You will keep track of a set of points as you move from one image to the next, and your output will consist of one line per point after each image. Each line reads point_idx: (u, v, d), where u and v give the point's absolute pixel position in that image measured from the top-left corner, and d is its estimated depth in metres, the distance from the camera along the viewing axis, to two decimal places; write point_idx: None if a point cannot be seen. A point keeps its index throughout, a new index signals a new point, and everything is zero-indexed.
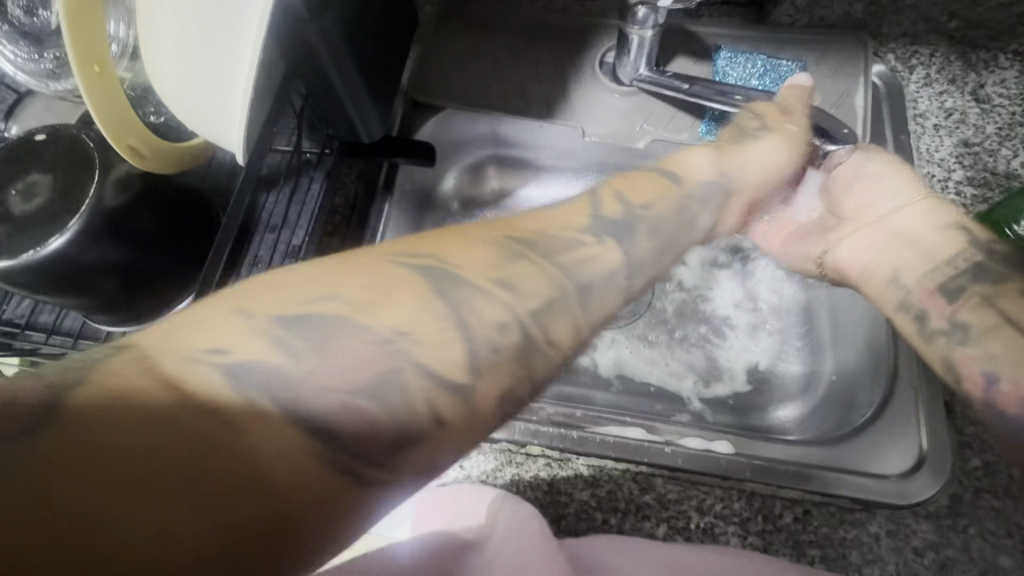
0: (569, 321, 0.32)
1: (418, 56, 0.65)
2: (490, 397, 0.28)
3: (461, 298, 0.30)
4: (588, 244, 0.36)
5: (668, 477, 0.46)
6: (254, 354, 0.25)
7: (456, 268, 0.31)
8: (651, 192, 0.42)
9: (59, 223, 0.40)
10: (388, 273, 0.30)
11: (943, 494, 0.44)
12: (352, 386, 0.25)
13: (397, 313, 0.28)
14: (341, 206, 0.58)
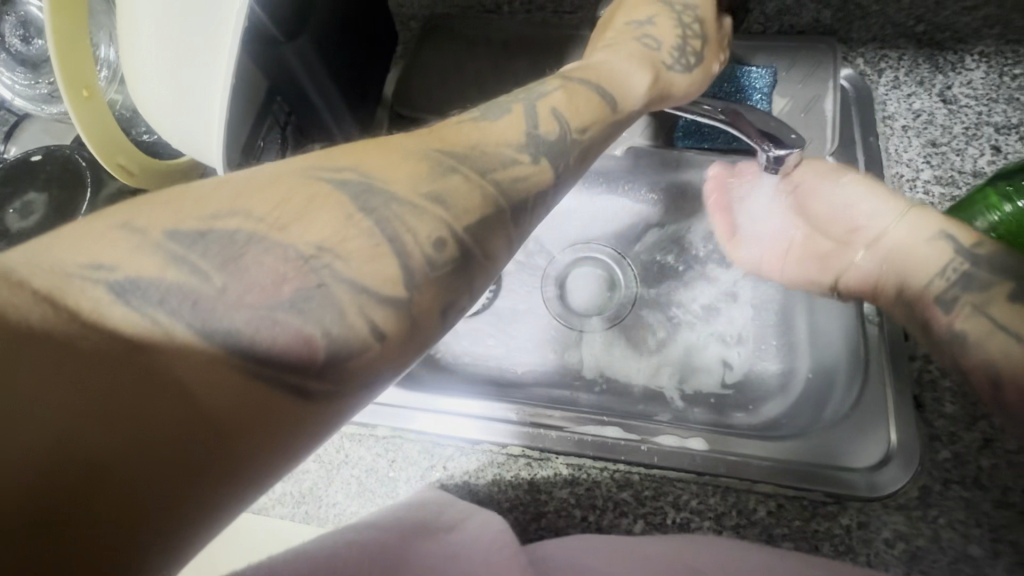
0: (505, 236, 0.35)
1: (403, 72, 0.67)
2: (427, 308, 0.31)
3: (389, 214, 0.31)
4: (522, 162, 0.36)
5: (645, 474, 0.48)
6: (149, 270, 0.27)
7: (384, 184, 0.32)
8: (586, 110, 0.40)
9: (52, 238, 0.42)
10: (312, 186, 0.31)
11: (913, 486, 0.45)
12: (271, 302, 0.28)
13: (317, 227, 0.30)
14: None
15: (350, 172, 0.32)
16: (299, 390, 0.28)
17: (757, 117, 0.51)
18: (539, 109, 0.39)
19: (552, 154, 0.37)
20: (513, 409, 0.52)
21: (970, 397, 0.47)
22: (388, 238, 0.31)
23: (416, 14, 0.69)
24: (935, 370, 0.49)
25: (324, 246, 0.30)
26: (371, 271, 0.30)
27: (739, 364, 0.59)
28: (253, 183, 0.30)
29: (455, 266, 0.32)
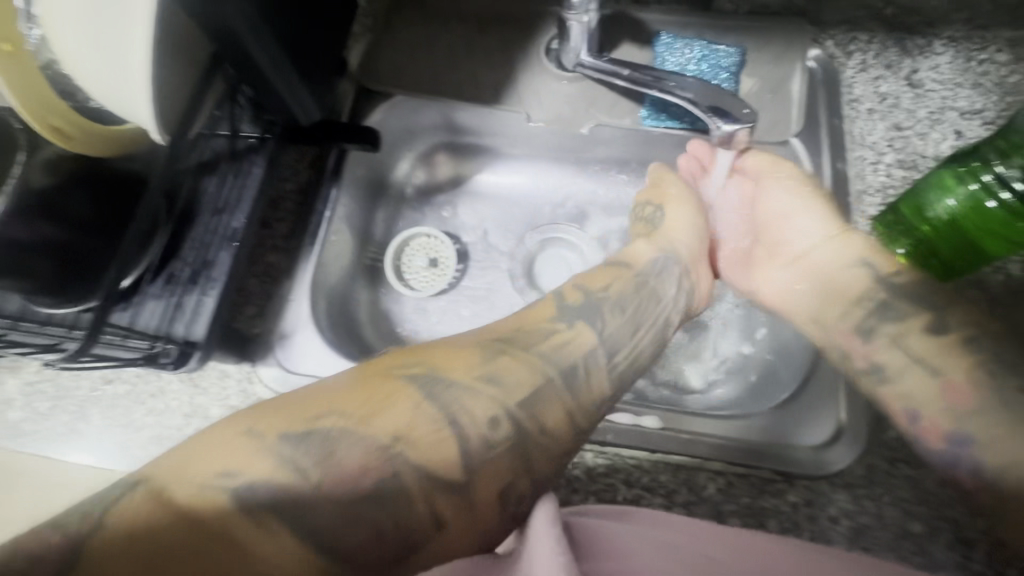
0: (559, 406, 0.41)
1: (369, 44, 0.66)
2: (489, 491, 0.37)
3: (451, 400, 0.38)
4: (560, 331, 0.45)
5: (598, 452, 0.48)
6: (260, 474, 0.33)
7: (446, 373, 0.40)
8: (606, 278, 0.51)
9: None
10: (392, 386, 0.38)
11: (860, 465, 0.45)
12: (352, 489, 0.34)
13: (391, 420, 0.36)
14: (291, 192, 0.60)
15: (423, 368, 0.40)
16: (441, 522, 0.35)
17: (712, 92, 0.54)
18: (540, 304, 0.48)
19: (585, 317, 0.46)
20: None
21: None
22: (450, 426, 0.37)
23: None
24: None
25: (401, 437, 0.36)
26: (430, 448, 0.36)
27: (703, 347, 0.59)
28: (313, 401, 0.36)
29: (510, 445, 0.38)
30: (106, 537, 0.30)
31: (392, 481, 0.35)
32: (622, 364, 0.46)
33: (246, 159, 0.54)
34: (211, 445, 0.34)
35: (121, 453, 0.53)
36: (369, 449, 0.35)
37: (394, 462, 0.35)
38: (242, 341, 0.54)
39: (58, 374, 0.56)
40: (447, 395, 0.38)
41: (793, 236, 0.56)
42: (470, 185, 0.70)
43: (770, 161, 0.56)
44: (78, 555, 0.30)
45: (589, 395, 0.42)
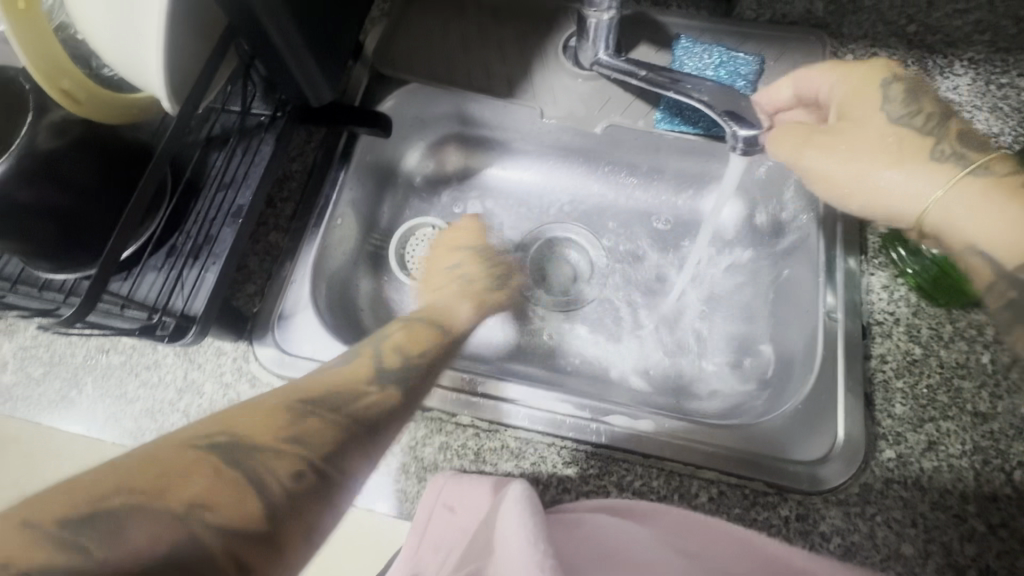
0: (321, 425, 0.38)
1: (386, 29, 0.65)
2: (294, 535, 0.33)
3: (245, 457, 0.34)
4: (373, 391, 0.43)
5: (592, 453, 0.47)
6: (35, 563, 0.26)
7: (242, 438, 0.35)
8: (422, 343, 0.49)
9: None
10: (192, 461, 0.32)
11: (855, 482, 0.45)
12: (160, 552, 0.29)
13: (192, 484, 0.31)
14: (298, 173, 0.60)
15: (220, 434, 0.35)
16: (244, 558, 0.31)
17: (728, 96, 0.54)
18: (383, 347, 0.47)
19: (402, 379, 0.45)
20: (466, 377, 0.51)
21: (921, 400, 0.47)
22: (250, 477, 0.33)
23: None
24: (891, 370, 0.48)
25: (198, 506, 0.31)
26: (234, 500, 0.32)
27: (701, 357, 0.61)
28: (138, 467, 0.31)
29: (315, 492, 0.35)
30: None
31: (209, 527, 0.30)
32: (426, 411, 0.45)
33: (255, 137, 0.53)
34: None
35: (110, 425, 0.52)
36: (198, 509, 0.31)
37: (212, 516, 0.31)
38: (239, 319, 0.54)
39: (54, 340, 0.56)
40: (259, 457, 0.34)
41: (874, 179, 0.47)
42: (479, 179, 0.70)
43: (805, 130, 0.51)
44: None
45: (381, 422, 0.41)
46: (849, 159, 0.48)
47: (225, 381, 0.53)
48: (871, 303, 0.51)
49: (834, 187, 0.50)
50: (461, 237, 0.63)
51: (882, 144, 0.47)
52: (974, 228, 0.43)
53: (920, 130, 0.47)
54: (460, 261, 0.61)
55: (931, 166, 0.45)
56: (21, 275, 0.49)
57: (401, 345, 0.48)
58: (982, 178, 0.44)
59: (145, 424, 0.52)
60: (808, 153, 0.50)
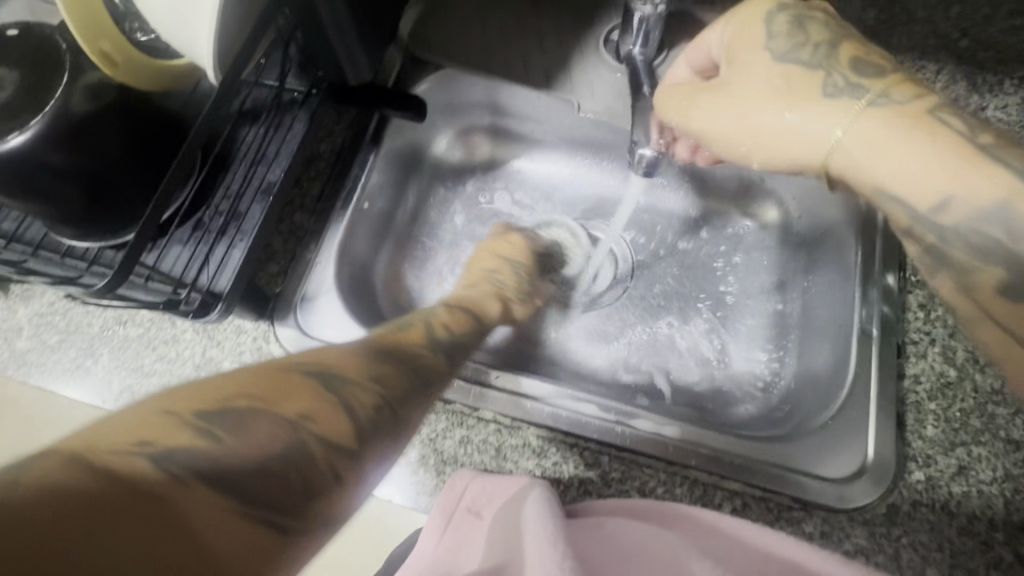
0: (388, 370, 0.36)
1: (422, 11, 0.63)
2: (373, 461, 0.32)
3: (342, 386, 0.32)
4: (425, 356, 0.41)
5: (615, 456, 0.46)
6: (183, 441, 0.25)
7: (336, 370, 0.33)
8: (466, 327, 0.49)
9: (18, 121, 0.38)
10: (291, 381, 0.31)
11: (881, 503, 0.44)
12: (266, 454, 0.27)
13: (299, 398, 0.30)
14: (327, 153, 0.58)
15: (319, 364, 0.33)
16: (338, 469, 0.29)
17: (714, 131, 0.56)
18: (428, 329, 0.45)
19: (449, 353, 0.44)
20: (489, 371, 0.50)
21: (953, 424, 0.46)
22: (341, 399, 0.31)
23: None
24: (923, 392, 0.47)
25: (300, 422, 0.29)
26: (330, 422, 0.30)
27: (725, 365, 0.60)
28: (252, 381, 0.30)
29: (393, 429, 0.33)
30: None
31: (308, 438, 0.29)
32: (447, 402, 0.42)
33: (287, 113, 0.53)
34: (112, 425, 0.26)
35: (125, 397, 0.51)
36: (302, 419, 0.29)
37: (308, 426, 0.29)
38: (261, 298, 0.53)
39: (71, 308, 0.55)
40: (352, 389, 0.33)
41: (776, 124, 0.44)
42: (507, 169, 0.69)
43: (690, 89, 0.49)
44: None
45: (437, 376, 0.41)
46: (778, 146, 0.45)
47: (243, 360, 0.52)
48: (908, 321, 0.50)
49: (729, 147, 0.47)
50: (500, 247, 0.62)
51: (808, 118, 0.43)
52: (880, 167, 0.40)
53: (807, 65, 0.44)
54: (500, 266, 0.60)
55: (855, 114, 0.41)
56: (43, 240, 0.48)
57: (448, 324, 0.48)
58: (883, 108, 0.41)
59: None
60: (693, 113, 0.48)
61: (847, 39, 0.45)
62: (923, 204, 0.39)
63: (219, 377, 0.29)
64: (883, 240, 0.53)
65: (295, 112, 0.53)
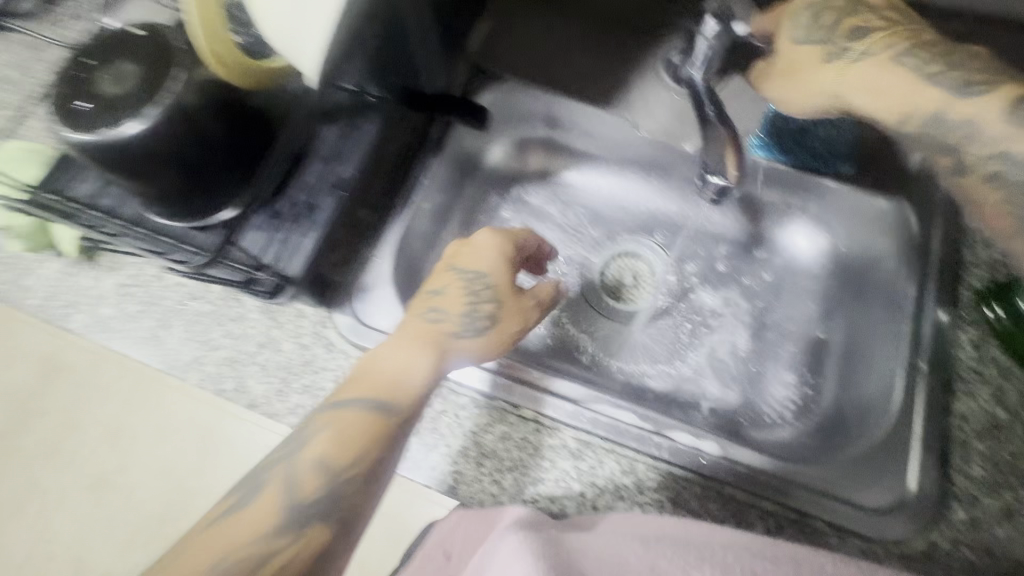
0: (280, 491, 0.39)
1: (490, 27, 0.67)
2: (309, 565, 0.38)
3: (241, 533, 0.37)
4: (286, 506, 0.39)
5: (651, 466, 0.47)
6: None
7: (247, 516, 0.38)
8: (355, 441, 0.40)
9: (137, 110, 0.42)
10: (192, 550, 0.37)
11: (919, 539, 0.44)
12: None
13: (213, 557, 0.36)
14: (392, 154, 0.62)
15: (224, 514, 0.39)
16: None
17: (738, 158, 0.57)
18: (303, 465, 0.40)
19: (292, 516, 0.38)
20: (533, 372, 0.52)
21: (1000, 466, 0.46)
22: (257, 536, 0.37)
23: None
24: (970, 431, 0.47)
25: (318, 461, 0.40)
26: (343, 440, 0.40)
27: (763, 388, 0.60)
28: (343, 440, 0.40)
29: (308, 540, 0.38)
30: None
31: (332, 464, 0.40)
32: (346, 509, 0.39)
33: (363, 116, 0.57)
34: None
35: (192, 367, 0.55)
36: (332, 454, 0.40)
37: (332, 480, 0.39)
38: (323, 285, 0.56)
39: (151, 281, 0.59)
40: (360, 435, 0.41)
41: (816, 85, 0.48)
42: (559, 179, 0.71)
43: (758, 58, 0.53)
44: None
45: (310, 540, 0.38)
46: (795, 96, 0.50)
47: (303, 342, 0.55)
48: (959, 358, 0.50)
49: (786, 106, 0.51)
50: (462, 289, 0.48)
51: (815, 77, 0.48)
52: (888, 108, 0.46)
53: (823, 39, 0.47)
54: (449, 286, 0.48)
55: (844, 71, 0.47)
56: (137, 218, 0.53)
57: (325, 460, 0.40)
58: (871, 61, 0.46)
59: (224, 372, 0.55)
60: (759, 83, 0.52)
61: (854, 10, 0.47)
62: (896, 118, 0.46)
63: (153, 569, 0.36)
64: (933, 276, 0.54)
65: (370, 115, 0.57)
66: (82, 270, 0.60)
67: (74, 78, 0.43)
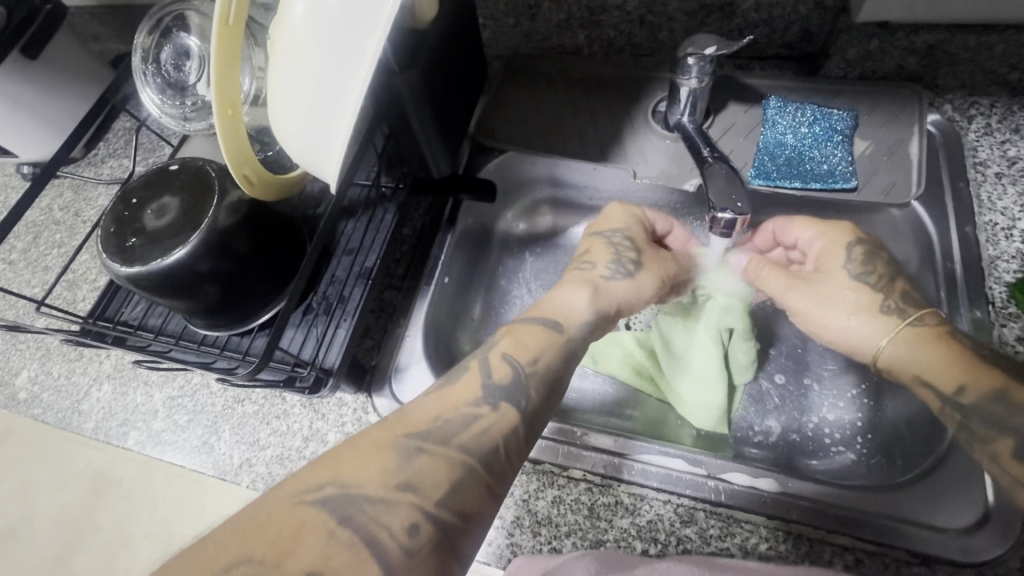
0: (436, 465, 0.36)
1: (485, 105, 0.71)
2: (438, 480, 0.36)
3: (401, 468, 0.36)
4: (483, 415, 0.40)
5: (711, 512, 0.46)
6: (386, 467, 0.35)
7: (357, 485, 0.34)
8: (533, 346, 0.44)
9: (181, 237, 0.46)
10: (294, 519, 0.33)
11: (1013, 557, 0.42)
12: (471, 422, 0.39)
13: (376, 471, 0.35)
14: (409, 237, 0.66)
15: (431, 430, 0.38)
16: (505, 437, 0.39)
17: (719, 178, 0.52)
18: (491, 359, 0.43)
19: (507, 396, 0.41)
20: (575, 430, 0.51)
21: None
22: (449, 487, 0.36)
23: (502, 53, 0.74)
24: None
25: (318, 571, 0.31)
26: (435, 485, 0.35)
27: (813, 413, 0.58)
28: (249, 526, 0.32)
29: (484, 452, 0.38)
30: (395, 478, 0.35)
31: (543, 373, 0.43)
32: (441, 434, 0.38)
33: (380, 207, 0.60)
34: (354, 466, 0.35)
35: (244, 471, 0.57)
36: (367, 511, 0.34)
37: (526, 369, 0.43)
38: (360, 372, 0.57)
39: (198, 389, 0.62)
40: (453, 422, 0.39)
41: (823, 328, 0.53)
42: (568, 234, 0.71)
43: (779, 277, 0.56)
44: (293, 500, 0.34)
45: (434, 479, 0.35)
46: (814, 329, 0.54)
47: (346, 430, 0.56)
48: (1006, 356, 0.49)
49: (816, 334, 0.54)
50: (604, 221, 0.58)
51: (827, 259, 0.54)
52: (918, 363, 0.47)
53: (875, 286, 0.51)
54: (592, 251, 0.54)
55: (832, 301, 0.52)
56: (183, 331, 0.55)
57: (511, 353, 0.44)
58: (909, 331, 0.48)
59: (275, 471, 0.56)
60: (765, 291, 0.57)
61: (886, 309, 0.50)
62: (946, 387, 0.45)
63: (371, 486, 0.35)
64: (958, 268, 0.53)
65: (388, 206, 0.60)
66: (135, 388, 0.64)
67: (125, 217, 0.47)
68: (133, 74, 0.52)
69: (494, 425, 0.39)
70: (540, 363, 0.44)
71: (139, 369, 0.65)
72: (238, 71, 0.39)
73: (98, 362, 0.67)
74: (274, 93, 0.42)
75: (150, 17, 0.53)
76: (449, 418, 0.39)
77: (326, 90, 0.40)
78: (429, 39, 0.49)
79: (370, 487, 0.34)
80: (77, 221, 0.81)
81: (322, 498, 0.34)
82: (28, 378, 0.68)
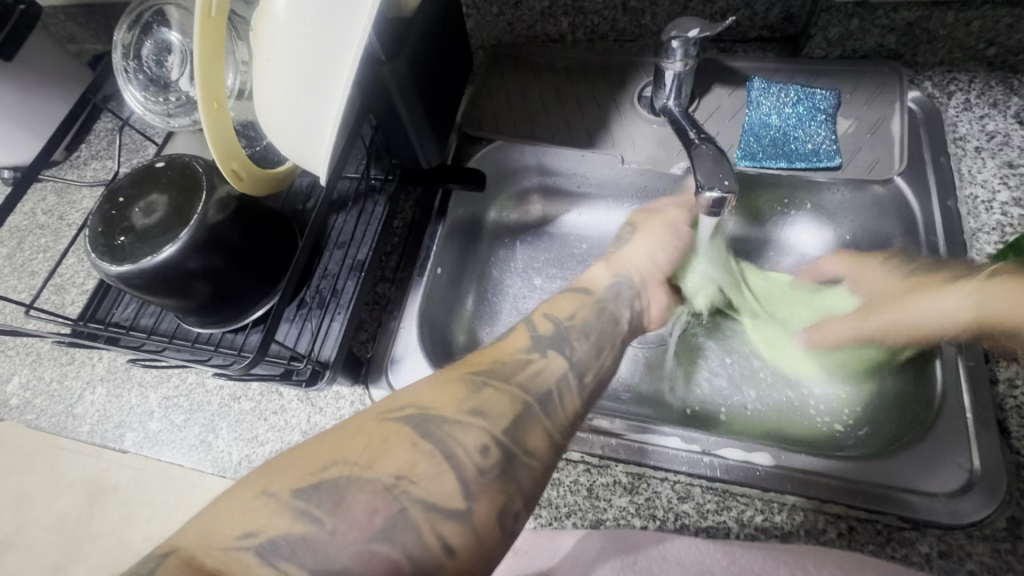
0: (506, 398, 0.37)
1: (472, 95, 0.71)
2: (504, 412, 0.36)
3: (472, 397, 0.36)
4: (535, 359, 0.41)
5: (708, 487, 0.47)
6: (460, 395, 0.36)
7: (433, 409, 0.35)
8: (572, 308, 0.47)
9: (170, 234, 0.45)
10: (378, 432, 0.33)
11: (1001, 517, 0.43)
12: (530, 364, 0.40)
13: (450, 397, 0.36)
14: (400, 229, 0.66)
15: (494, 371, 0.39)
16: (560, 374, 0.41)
17: (705, 159, 0.53)
18: (534, 319, 0.46)
19: (557, 345, 0.43)
20: None
21: None
22: (515, 418, 0.36)
23: (486, 43, 0.73)
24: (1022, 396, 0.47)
25: (405, 476, 0.31)
26: (500, 414, 0.36)
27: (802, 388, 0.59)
28: (336, 438, 0.33)
29: (545, 387, 0.39)
30: (470, 404, 0.35)
31: (580, 330, 0.45)
32: (500, 373, 0.39)
33: (369, 199, 0.60)
34: (431, 393, 0.36)
35: (243, 467, 0.57)
36: (445, 429, 0.34)
37: (566, 323, 0.45)
38: (356, 364, 0.58)
39: (193, 389, 0.62)
40: (508, 365, 0.40)
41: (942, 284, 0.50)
42: (558, 223, 0.72)
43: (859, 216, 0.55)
44: (377, 418, 0.34)
45: (500, 410, 0.36)
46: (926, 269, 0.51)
47: None
48: None
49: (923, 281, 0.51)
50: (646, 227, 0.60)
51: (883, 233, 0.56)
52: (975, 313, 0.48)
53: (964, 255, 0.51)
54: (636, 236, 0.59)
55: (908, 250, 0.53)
56: (176, 330, 0.55)
57: (548, 312, 0.47)
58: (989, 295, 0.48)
59: None
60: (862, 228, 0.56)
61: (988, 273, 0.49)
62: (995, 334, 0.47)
63: (446, 408, 0.35)
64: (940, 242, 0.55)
65: (377, 199, 0.60)
66: (129, 390, 0.64)
67: (113, 216, 0.47)
68: (115, 72, 0.52)
69: (549, 365, 0.41)
70: (581, 319, 0.46)
71: (133, 371, 0.65)
72: (221, 65, 0.39)
73: (91, 365, 0.66)
74: (257, 83, 0.41)
75: (129, 13, 0.52)
76: (508, 361, 0.40)
77: (316, 82, 0.40)
78: (412, 28, 0.49)
79: (449, 409, 0.35)
80: (62, 225, 0.80)
81: (401, 414, 0.34)
82: (19, 385, 0.68)
